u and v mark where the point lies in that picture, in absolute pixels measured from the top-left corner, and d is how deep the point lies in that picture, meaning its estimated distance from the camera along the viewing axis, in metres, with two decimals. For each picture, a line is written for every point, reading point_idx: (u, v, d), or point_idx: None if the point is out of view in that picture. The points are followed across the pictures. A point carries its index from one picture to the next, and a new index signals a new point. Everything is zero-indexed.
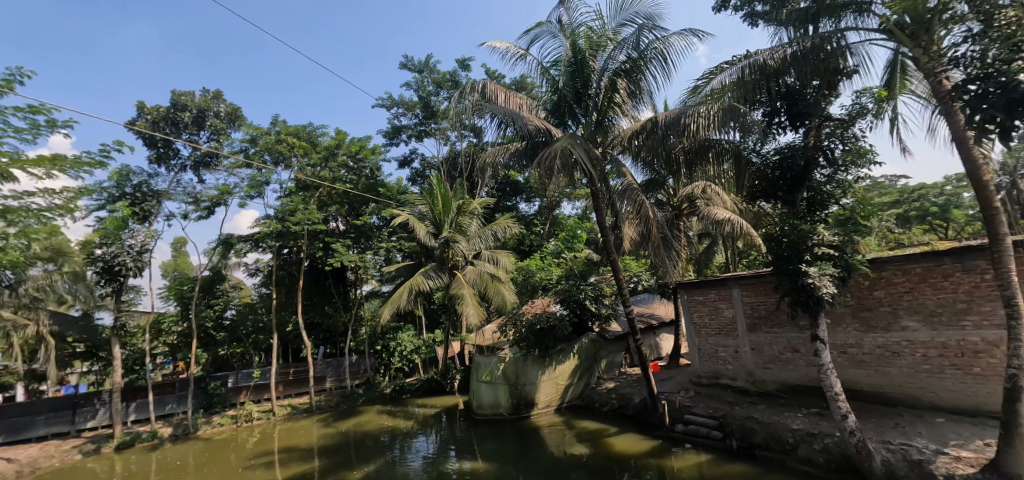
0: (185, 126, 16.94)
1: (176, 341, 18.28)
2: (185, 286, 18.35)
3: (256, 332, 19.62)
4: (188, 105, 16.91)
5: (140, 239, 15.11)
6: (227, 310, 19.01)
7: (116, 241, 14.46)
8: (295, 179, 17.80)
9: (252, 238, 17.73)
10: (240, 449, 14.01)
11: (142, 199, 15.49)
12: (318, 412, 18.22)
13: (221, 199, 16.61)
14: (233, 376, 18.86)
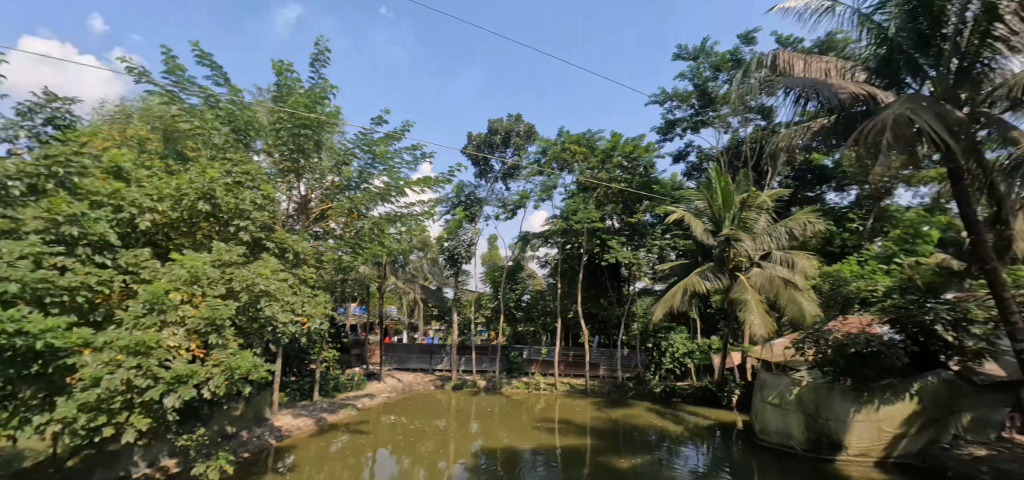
0: (497, 146, 21.07)
1: (490, 314, 23.56)
2: (497, 272, 22.99)
3: (544, 315, 22.58)
4: (498, 129, 20.80)
5: (469, 235, 19.12)
6: (524, 294, 23.13)
7: (456, 237, 18.98)
8: (578, 180, 19.13)
9: (542, 235, 20.62)
10: (530, 411, 16.22)
11: (470, 204, 19.07)
12: (591, 395, 19.13)
13: (522, 202, 19.55)
14: (527, 350, 21.79)
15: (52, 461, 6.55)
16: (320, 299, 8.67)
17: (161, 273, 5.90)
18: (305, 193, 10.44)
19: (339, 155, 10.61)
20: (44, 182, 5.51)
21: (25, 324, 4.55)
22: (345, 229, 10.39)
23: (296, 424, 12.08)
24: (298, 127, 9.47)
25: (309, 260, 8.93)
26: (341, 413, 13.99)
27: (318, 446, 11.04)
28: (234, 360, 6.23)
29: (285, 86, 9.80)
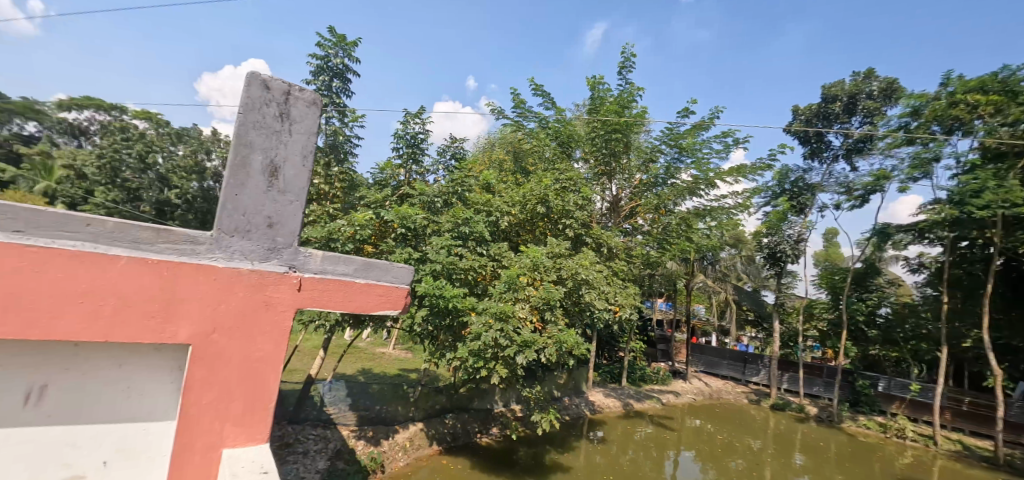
0: (836, 117, 15.98)
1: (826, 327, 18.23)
2: (837, 276, 18.05)
3: (916, 340, 15.72)
4: (838, 95, 15.74)
5: (796, 229, 17.53)
6: (882, 308, 16.90)
7: (777, 232, 17.64)
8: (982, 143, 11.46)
9: (915, 227, 14.45)
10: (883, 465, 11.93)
11: (797, 193, 17.44)
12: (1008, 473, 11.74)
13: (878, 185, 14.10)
14: (884, 381, 16.32)
15: (447, 392, 8.63)
16: (630, 292, 8.85)
17: (515, 262, 6.47)
18: (617, 194, 11.53)
19: (647, 153, 11.20)
20: (455, 198, 6.87)
21: (445, 291, 5.67)
22: (653, 226, 11.07)
23: (606, 404, 13.56)
24: (611, 132, 10.14)
25: (621, 255, 9.74)
26: (647, 403, 14.81)
27: (622, 427, 12.17)
28: (563, 335, 6.19)
29: (598, 98, 11.01)
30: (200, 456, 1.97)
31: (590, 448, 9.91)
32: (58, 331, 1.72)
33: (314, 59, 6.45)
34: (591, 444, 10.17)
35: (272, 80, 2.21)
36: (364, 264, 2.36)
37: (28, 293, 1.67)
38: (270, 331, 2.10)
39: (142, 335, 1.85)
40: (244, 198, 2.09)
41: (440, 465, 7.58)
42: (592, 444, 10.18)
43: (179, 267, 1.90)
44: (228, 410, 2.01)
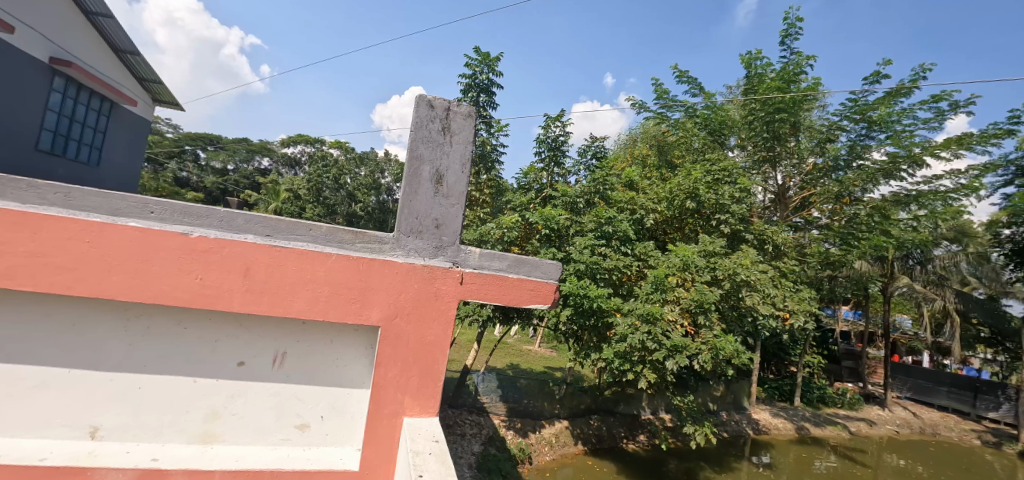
0: None
1: None
2: None
3: None
4: None
5: None
6: None
7: None
8: None
9: None
10: None
11: None
12: None
13: None
14: None
15: (592, 393, 8.59)
16: (805, 295, 7.57)
17: (662, 261, 6.28)
18: (783, 181, 9.98)
19: (821, 133, 9.42)
20: (597, 198, 6.93)
21: (589, 290, 5.76)
22: (834, 219, 9.41)
23: (775, 424, 11.17)
24: (774, 112, 8.80)
25: (793, 254, 8.49)
26: (829, 429, 11.61)
27: (795, 453, 10.13)
28: (720, 341, 5.60)
29: (756, 76, 9.62)
30: (388, 421, 2.41)
31: (752, 472, 8.82)
32: (294, 310, 2.28)
33: (464, 79, 7.07)
34: (755, 469, 8.96)
35: (435, 99, 2.59)
36: (514, 260, 2.65)
37: (276, 282, 2.25)
38: (438, 319, 2.47)
39: (348, 317, 2.35)
40: (417, 203, 2.51)
41: (586, 465, 7.76)
42: (755, 469, 8.94)
43: (373, 263, 2.38)
44: (407, 383, 2.43)
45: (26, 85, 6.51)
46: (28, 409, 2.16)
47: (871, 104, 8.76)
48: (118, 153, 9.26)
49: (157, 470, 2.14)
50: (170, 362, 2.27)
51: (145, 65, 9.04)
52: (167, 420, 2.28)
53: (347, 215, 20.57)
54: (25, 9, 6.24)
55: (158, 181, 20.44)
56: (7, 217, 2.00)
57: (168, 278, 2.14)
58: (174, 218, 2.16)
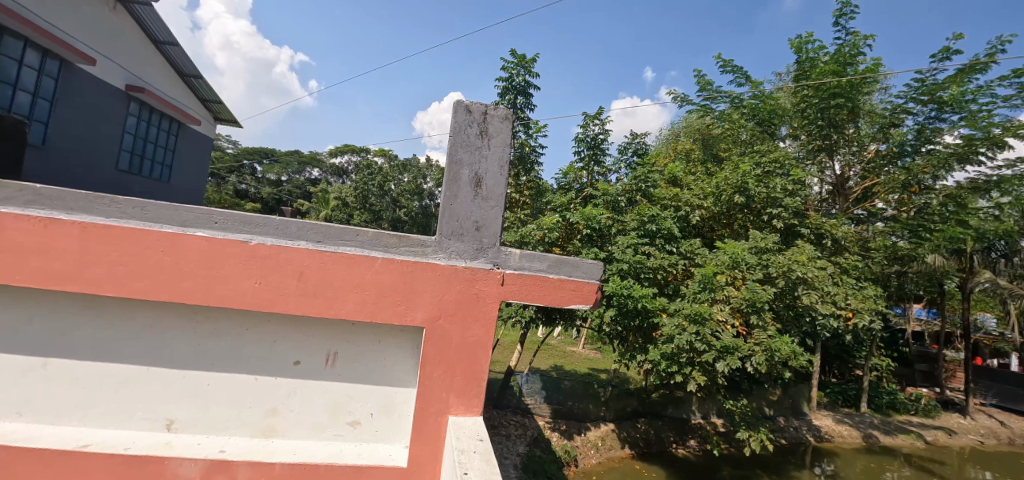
0: None
1: None
2: None
3: None
4: None
5: None
6: None
7: None
8: None
9: None
10: None
11: None
12: None
13: None
14: None
15: (638, 396, 8.47)
16: (869, 292, 7.14)
17: (710, 259, 6.13)
18: (842, 171, 9.45)
19: (884, 118, 8.86)
20: (639, 195, 6.84)
21: (633, 290, 5.71)
22: (901, 209, 8.89)
23: (839, 431, 10.57)
24: (829, 98, 8.40)
25: (856, 248, 8.04)
26: (901, 437, 10.81)
27: (862, 463, 9.48)
28: (775, 342, 5.39)
29: (807, 61, 9.18)
30: (434, 419, 2.50)
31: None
32: (344, 312, 2.40)
33: (500, 82, 7.15)
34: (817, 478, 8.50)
35: (472, 104, 2.65)
36: (554, 260, 2.68)
37: (328, 285, 2.38)
38: (480, 319, 2.54)
39: (394, 318, 2.46)
40: (458, 206, 2.59)
41: (633, 469, 7.66)
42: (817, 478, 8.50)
43: (417, 266, 2.47)
44: (451, 383, 2.51)
45: (105, 110, 7.14)
46: (113, 403, 2.38)
47: (940, 82, 8.18)
48: (185, 169, 9.97)
49: (224, 461, 2.31)
50: (235, 361, 2.45)
51: (207, 87, 9.68)
52: (232, 415, 2.46)
53: (391, 220, 21.14)
54: (100, 40, 6.84)
55: (219, 193, 21.77)
56: (94, 230, 2.22)
57: (231, 283, 2.31)
58: (236, 227, 2.32)
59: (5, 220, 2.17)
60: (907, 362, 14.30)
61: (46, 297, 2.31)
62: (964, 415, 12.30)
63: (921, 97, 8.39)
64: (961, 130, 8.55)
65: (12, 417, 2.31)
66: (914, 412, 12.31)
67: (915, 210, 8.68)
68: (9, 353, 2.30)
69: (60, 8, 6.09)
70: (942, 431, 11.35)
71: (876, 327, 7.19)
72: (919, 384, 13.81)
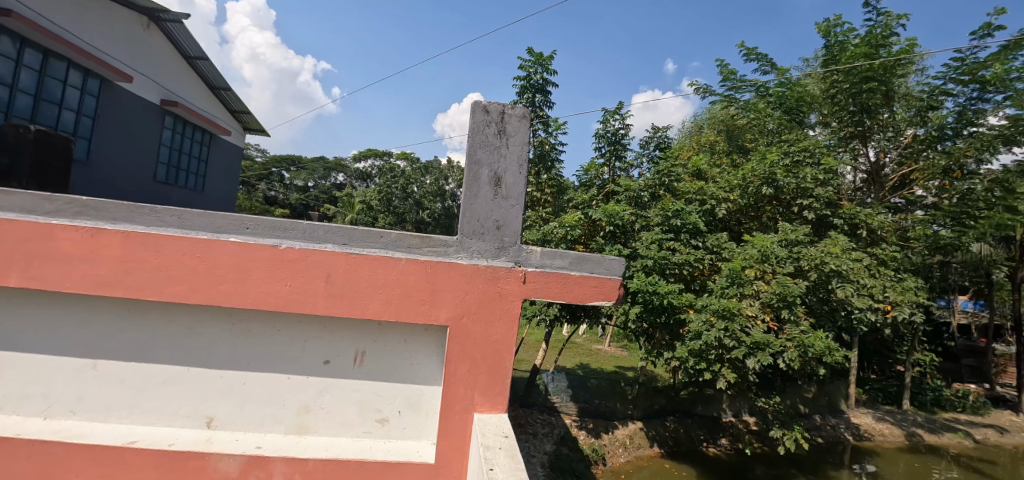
0: None
1: None
2: None
3: None
4: None
5: None
6: None
7: None
8: None
9: None
10: None
11: None
12: None
13: None
14: None
15: (667, 393, 8.37)
16: (909, 284, 6.92)
17: (737, 253, 6.04)
18: (877, 158, 9.13)
19: (921, 100, 8.48)
20: (662, 190, 6.75)
21: (659, 287, 5.66)
22: (942, 196, 8.27)
23: (880, 430, 10.26)
24: (861, 82, 8.16)
25: (893, 238, 7.80)
26: (947, 436, 10.42)
27: (905, 463, 9.17)
28: (808, 337, 5.28)
29: (837, 44, 8.94)
30: (461, 416, 2.55)
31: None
32: (370, 312, 2.47)
33: (519, 80, 7.17)
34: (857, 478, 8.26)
35: (491, 104, 2.69)
36: (576, 258, 2.68)
37: (354, 287, 2.45)
38: (503, 318, 2.58)
39: (419, 317, 2.52)
40: (478, 206, 2.63)
41: (663, 468, 7.60)
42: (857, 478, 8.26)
43: (440, 266, 2.52)
44: (476, 381, 2.56)
45: (140, 124, 7.45)
46: (158, 401, 2.51)
47: (982, 61, 7.87)
48: (216, 178, 10.31)
49: (261, 457, 2.40)
50: (268, 361, 2.55)
51: (236, 99, 9.98)
52: (267, 413, 2.56)
53: (415, 222, 21.41)
54: (135, 58, 7.14)
55: (250, 200, 22.42)
56: (136, 238, 2.34)
57: (263, 286, 2.40)
58: (266, 232, 2.42)
59: (55, 231, 2.31)
60: (953, 357, 13.74)
61: (93, 303, 2.44)
62: (1017, 412, 11.76)
63: (963, 76, 8.05)
64: (1006, 110, 8.18)
65: (66, 415, 2.46)
66: (960, 409, 11.85)
67: (958, 197, 8.05)
68: (61, 356, 2.45)
69: (99, 30, 6.40)
70: (992, 429, 10.88)
71: (917, 320, 6.95)
72: (967, 380, 13.16)
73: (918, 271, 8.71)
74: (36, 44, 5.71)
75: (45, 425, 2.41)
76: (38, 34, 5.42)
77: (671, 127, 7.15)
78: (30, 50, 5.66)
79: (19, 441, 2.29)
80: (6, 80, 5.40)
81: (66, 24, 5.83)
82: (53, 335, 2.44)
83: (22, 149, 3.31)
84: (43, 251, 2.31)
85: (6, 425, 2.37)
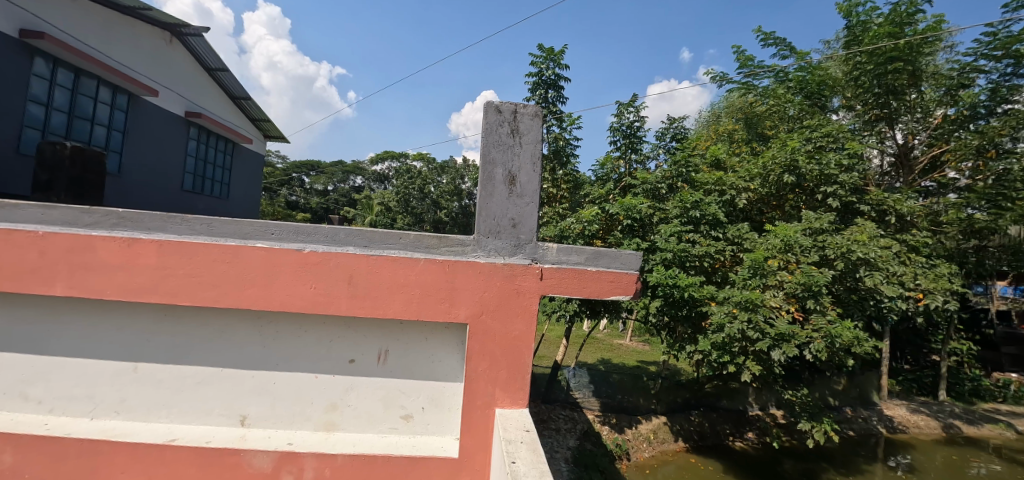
0: None
1: None
2: None
3: None
4: None
5: None
6: None
7: None
8: None
9: None
10: None
11: None
12: None
13: None
14: None
15: (691, 387, 8.29)
16: (942, 270, 6.71)
17: (760, 243, 5.96)
18: (905, 140, 8.98)
19: (951, 79, 8.20)
20: (680, 181, 6.68)
21: (679, 280, 5.61)
22: (977, 178, 8.01)
23: (915, 422, 10.00)
24: (885, 63, 7.94)
25: (924, 222, 7.62)
26: (988, 428, 10.13)
27: (943, 456, 8.94)
28: (835, 327, 5.18)
29: (859, 24, 8.68)
30: (482, 411, 2.61)
31: (889, 475, 7.97)
32: (392, 313, 2.55)
33: (531, 77, 7.19)
34: (891, 472, 8.10)
35: (502, 104, 2.74)
36: (592, 253, 2.71)
37: (376, 288, 2.53)
38: (521, 314, 2.63)
39: (439, 316, 2.58)
40: (493, 205, 2.67)
41: (689, 463, 7.58)
42: (891, 472, 8.08)
43: (458, 266, 2.58)
44: (496, 376, 2.61)
45: (167, 136, 7.72)
46: (195, 400, 2.63)
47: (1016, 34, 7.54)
48: (239, 184, 10.58)
49: (292, 453, 2.50)
50: (297, 361, 2.65)
51: (255, 107, 10.20)
52: (297, 410, 2.66)
53: (433, 222, 21.60)
54: (160, 72, 7.38)
55: (273, 206, 22.95)
56: (170, 247, 2.46)
57: (290, 289, 2.50)
58: (291, 237, 2.51)
59: (95, 242, 2.44)
60: (993, 345, 13.24)
61: (131, 308, 2.57)
62: None
63: (995, 52, 7.78)
64: None
65: (111, 415, 2.60)
66: (1002, 399, 11.60)
67: (995, 178, 7.72)
68: (105, 360, 2.58)
69: (124, 47, 6.64)
70: None
71: (951, 308, 6.77)
72: (1007, 370, 12.72)
73: (952, 256, 8.45)
74: (68, 64, 5.88)
75: (92, 425, 2.56)
76: (72, 56, 5.65)
77: (688, 118, 7.08)
78: (63, 70, 5.83)
79: (69, 440, 2.44)
80: (42, 100, 5.58)
81: (93, 43, 6.07)
82: (97, 341, 2.58)
83: (60, 165, 3.49)
84: (83, 261, 2.44)
85: (57, 425, 2.52)
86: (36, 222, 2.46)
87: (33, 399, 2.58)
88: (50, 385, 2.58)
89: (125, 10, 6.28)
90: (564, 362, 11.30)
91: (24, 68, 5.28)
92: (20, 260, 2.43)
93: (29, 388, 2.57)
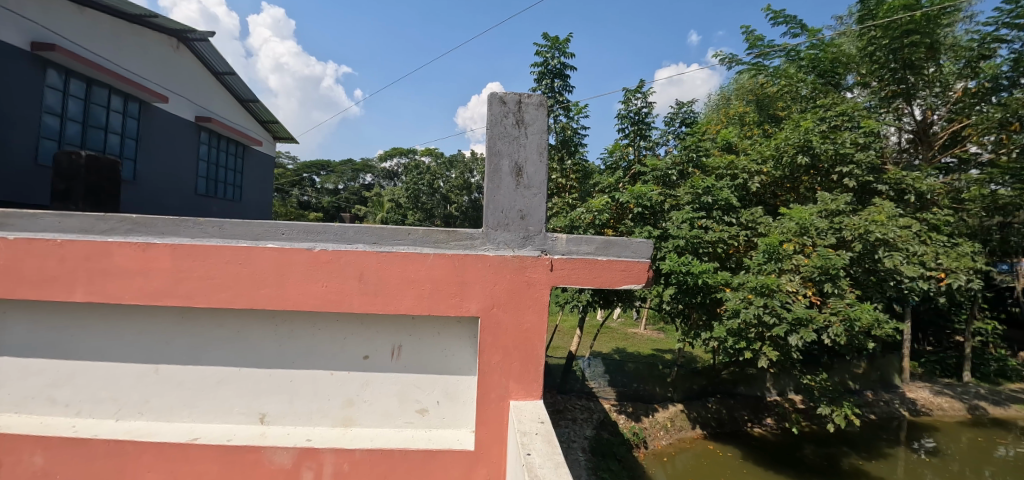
0: None
1: None
2: None
3: None
4: None
5: None
6: None
7: None
8: None
9: None
10: None
11: None
12: None
13: None
14: None
15: (707, 374, 8.27)
16: (964, 249, 6.53)
17: (775, 227, 5.88)
18: (924, 116, 8.82)
19: (971, 50, 8.00)
20: (691, 167, 6.63)
21: (692, 267, 5.56)
22: (1001, 151, 7.76)
23: (939, 404, 9.84)
24: (902, 36, 7.75)
25: (945, 200, 7.47)
26: (1014, 408, 9.96)
27: (968, 437, 8.81)
28: (854, 310, 5.09)
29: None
30: (497, 404, 2.63)
31: (913, 458, 7.87)
32: (404, 308, 2.57)
33: (537, 67, 7.16)
34: (914, 455, 7.99)
35: (506, 94, 2.71)
36: (602, 242, 2.69)
37: (386, 284, 2.55)
38: (533, 306, 2.63)
39: (450, 310, 2.60)
40: (501, 197, 2.67)
41: (707, 450, 7.57)
42: (916, 456, 7.96)
43: (467, 259, 2.59)
44: (510, 369, 2.63)
45: (179, 141, 7.84)
46: (215, 400, 2.68)
47: None
48: (251, 187, 10.72)
49: (311, 448, 2.54)
50: (313, 358, 2.69)
51: (264, 109, 10.27)
52: (314, 406, 2.71)
53: (444, 217, 21.88)
54: (169, 79, 7.47)
55: (285, 207, 23.28)
56: (183, 250, 2.50)
57: (302, 288, 2.53)
58: (300, 236, 2.53)
59: (112, 247, 2.50)
60: (1018, 323, 12.98)
61: (150, 311, 2.63)
62: None
63: (1018, 20, 7.54)
64: None
65: (136, 416, 2.67)
66: None
67: (1019, 151, 7.48)
68: (127, 362, 2.65)
69: (134, 55, 6.74)
70: None
71: (975, 287, 6.61)
72: None
73: (975, 234, 8.24)
74: (81, 75, 5.98)
75: (118, 425, 2.63)
76: (84, 66, 5.74)
77: (697, 101, 6.96)
78: (76, 81, 5.93)
79: (96, 441, 2.51)
80: (56, 110, 5.67)
81: (103, 52, 6.17)
82: (119, 342, 2.64)
83: (77, 174, 3.55)
84: (101, 266, 2.50)
85: (84, 427, 2.60)
86: (54, 230, 2.52)
87: (60, 402, 2.65)
88: (76, 388, 2.65)
89: (132, 18, 6.33)
90: (579, 353, 11.35)
91: (39, 80, 5.39)
92: (40, 268, 2.49)
93: (55, 391, 2.65)
